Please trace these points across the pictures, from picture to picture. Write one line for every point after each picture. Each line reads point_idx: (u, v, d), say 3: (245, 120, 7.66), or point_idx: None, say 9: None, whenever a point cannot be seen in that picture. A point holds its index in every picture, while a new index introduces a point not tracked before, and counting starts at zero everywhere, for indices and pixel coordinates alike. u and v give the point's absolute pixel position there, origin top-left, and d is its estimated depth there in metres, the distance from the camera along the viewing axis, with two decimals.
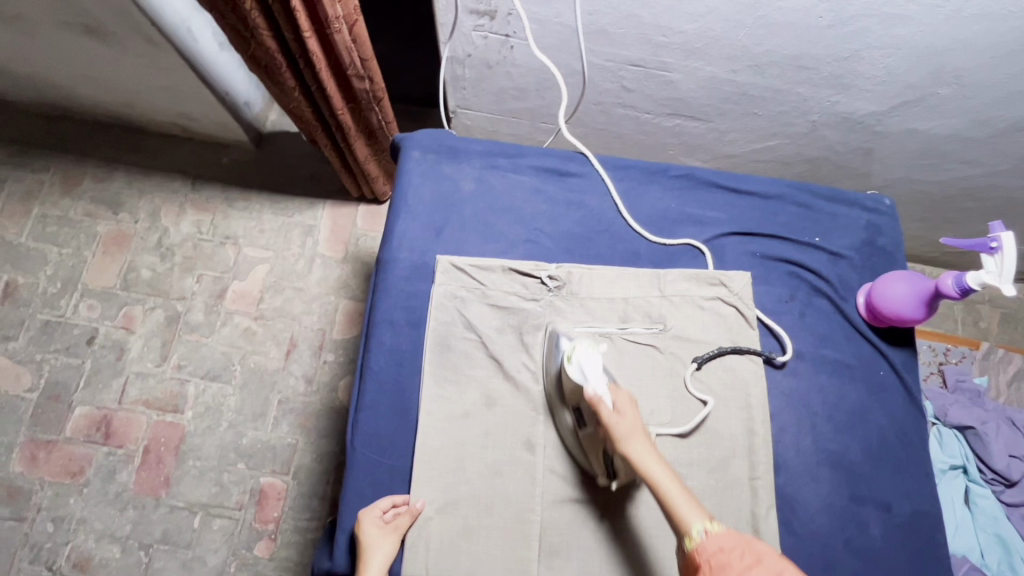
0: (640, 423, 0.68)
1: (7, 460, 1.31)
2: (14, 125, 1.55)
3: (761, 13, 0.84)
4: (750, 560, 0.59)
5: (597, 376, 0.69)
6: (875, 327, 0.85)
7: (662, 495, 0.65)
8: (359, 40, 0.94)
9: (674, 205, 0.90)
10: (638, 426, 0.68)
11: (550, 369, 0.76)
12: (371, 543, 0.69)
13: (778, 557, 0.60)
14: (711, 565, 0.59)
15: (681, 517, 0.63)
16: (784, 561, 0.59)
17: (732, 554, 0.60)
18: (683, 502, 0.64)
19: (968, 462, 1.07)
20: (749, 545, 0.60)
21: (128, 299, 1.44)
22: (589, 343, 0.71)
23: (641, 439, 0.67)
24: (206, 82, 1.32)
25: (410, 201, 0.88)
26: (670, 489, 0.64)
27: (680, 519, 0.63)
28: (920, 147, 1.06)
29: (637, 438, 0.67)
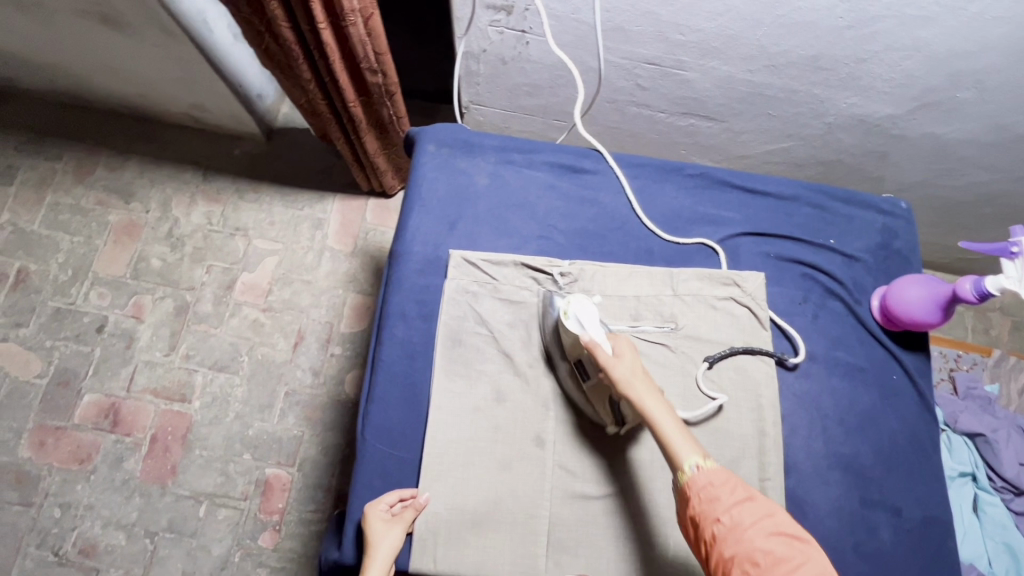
0: (638, 366, 0.71)
1: (15, 445, 1.32)
2: (29, 113, 1.56)
3: (780, 12, 0.83)
4: (740, 496, 0.63)
5: (593, 324, 0.73)
6: (889, 330, 0.85)
7: (659, 434, 0.68)
8: (374, 33, 0.94)
9: (688, 204, 0.90)
10: (636, 368, 0.71)
11: (546, 323, 0.78)
12: (377, 537, 0.69)
13: (766, 497, 0.64)
14: (702, 497, 0.63)
15: (676, 452, 0.66)
16: (773, 503, 0.63)
17: (721, 489, 0.63)
18: (679, 439, 0.67)
19: (978, 469, 1.06)
20: (737, 483, 0.65)
21: (138, 288, 1.44)
22: (582, 296, 0.74)
23: (640, 382, 0.70)
24: (220, 73, 1.32)
25: (424, 195, 0.88)
26: (666, 427, 0.67)
27: (675, 454, 0.67)
28: (936, 152, 1.05)
29: (636, 380, 0.70)
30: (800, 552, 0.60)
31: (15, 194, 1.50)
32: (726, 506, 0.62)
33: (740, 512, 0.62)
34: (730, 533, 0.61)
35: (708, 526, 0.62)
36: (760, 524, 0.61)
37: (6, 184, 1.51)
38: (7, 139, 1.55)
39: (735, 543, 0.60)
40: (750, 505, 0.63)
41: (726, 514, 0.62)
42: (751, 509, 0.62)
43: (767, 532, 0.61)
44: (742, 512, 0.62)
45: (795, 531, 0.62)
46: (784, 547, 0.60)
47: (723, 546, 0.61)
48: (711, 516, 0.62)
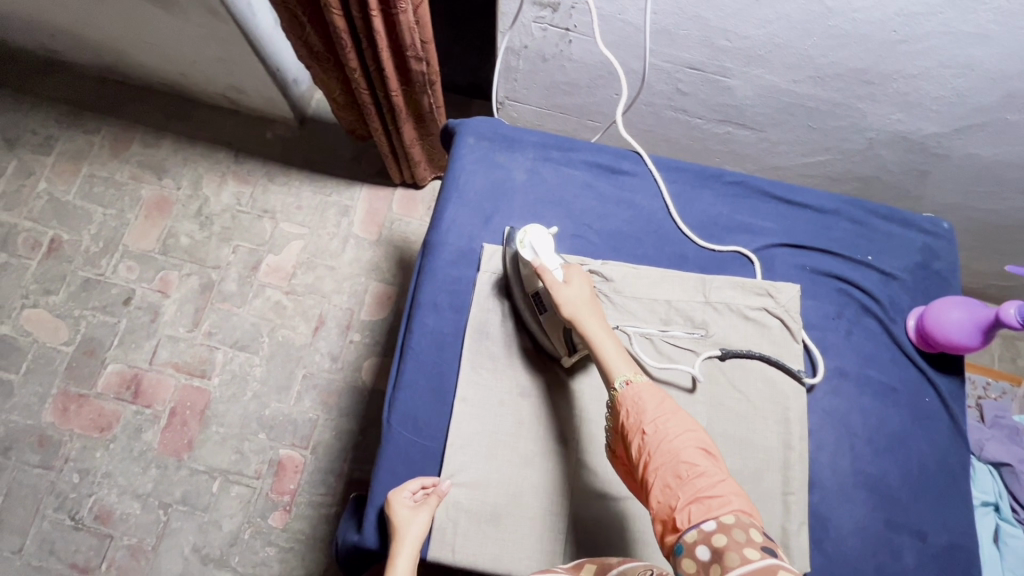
0: (585, 292, 0.73)
1: (40, 409, 1.35)
2: (70, 86, 1.59)
3: (832, 23, 0.82)
4: (666, 409, 0.63)
5: (546, 250, 0.75)
6: (923, 352, 0.83)
7: (596, 352, 0.69)
8: (422, 22, 0.94)
9: (726, 211, 0.89)
10: (582, 292, 0.72)
11: (507, 252, 0.81)
12: (403, 523, 0.68)
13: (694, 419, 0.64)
14: (630, 409, 0.64)
15: (610, 369, 0.67)
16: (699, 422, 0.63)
17: (649, 402, 0.64)
18: (616, 359, 0.68)
19: (1002, 499, 1.02)
20: (667, 399, 0.65)
21: (166, 263, 1.47)
22: (539, 226, 0.77)
23: (587, 306, 0.71)
24: (260, 56, 1.34)
25: (461, 186, 0.88)
26: (604, 347, 0.68)
27: (608, 371, 0.67)
28: (980, 175, 1.03)
29: (581, 305, 0.71)
30: (721, 468, 0.58)
31: (52, 164, 1.54)
32: (651, 417, 0.62)
33: (664, 424, 0.61)
34: (655, 443, 0.61)
35: (634, 439, 0.62)
36: (684, 438, 0.60)
37: (44, 154, 1.54)
38: (48, 110, 1.58)
39: (659, 454, 0.60)
40: (677, 420, 0.62)
41: (650, 425, 0.62)
42: (676, 422, 0.62)
43: (691, 445, 0.60)
44: (667, 425, 0.62)
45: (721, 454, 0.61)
46: (707, 463, 0.59)
47: (648, 458, 0.60)
48: (637, 428, 0.63)
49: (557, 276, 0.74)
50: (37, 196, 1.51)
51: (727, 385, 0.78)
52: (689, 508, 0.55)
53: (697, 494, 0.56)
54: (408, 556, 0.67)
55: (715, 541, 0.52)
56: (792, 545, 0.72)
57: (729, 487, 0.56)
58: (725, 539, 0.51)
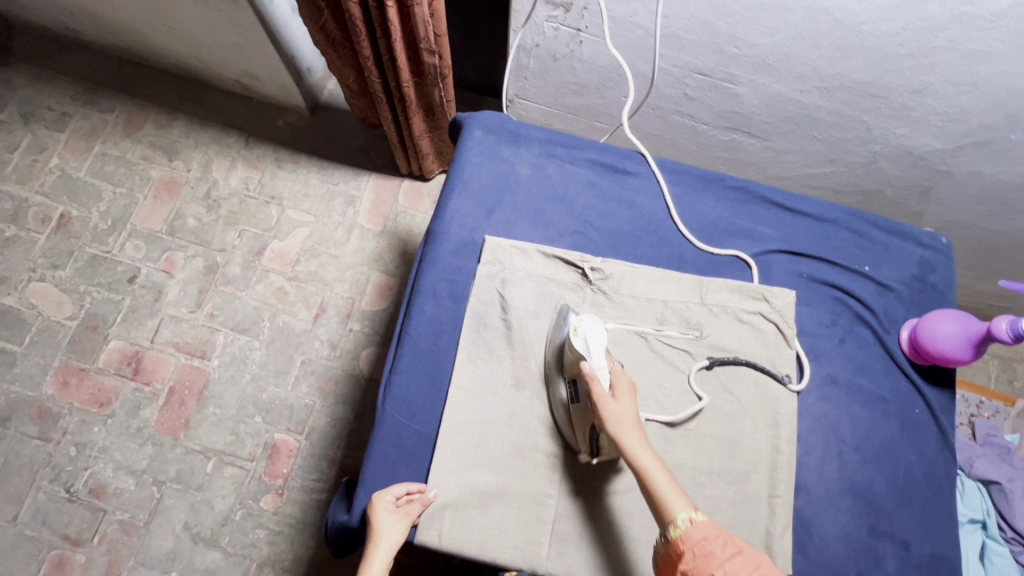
0: (635, 406, 0.71)
1: (41, 381, 1.37)
2: (87, 65, 1.62)
3: (839, 34, 0.83)
4: (730, 549, 0.63)
5: (597, 353, 0.72)
6: (915, 363, 0.84)
7: (651, 482, 0.67)
8: (436, 15, 0.96)
9: (725, 215, 0.90)
10: (630, 406, 0.71)
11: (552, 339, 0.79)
12: (382, 527, 0.70)
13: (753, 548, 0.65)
14: (695, 551, 0.63)
15: (669, 504, 0.66)
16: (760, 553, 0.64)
17: (714, 543, 0.64)
18: (670, 491, 0.67)
19: (989, 517, 1.02)
20: (727, 536, 0.65)
21: (172, 244, 1.48)
22: (595, 319, 0.74)
23: (637, 424, 0.70)
24: (275, 43, 1.35)
25: (466, 178, 0.89)
26: (660, 479, 0.67)
27: (666, 506, 0.66)
28: (980, 193, 1.04)
29: (630, 424, 0.69)
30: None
31: (66, 141, 1.56)
32: (719, 562, 0.62)
33: (732, 567, 0.62)
34: None
35: None
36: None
37: (59, 131, 1.57)
38: (65, 87, 1.60)
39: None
40: (739, 558, 0.63)
41: (718, 571, 0.62)
42: (741, 562, 0.63)
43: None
44: (733, 567, 0.62)
45: None
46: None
47: None
48: (704, 570, 0.62)
49: (607, 387, 0.72)
50: (49, 171, 1.53)
51: (719, 387, 0.79)
52: None
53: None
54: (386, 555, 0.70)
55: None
56: (775, 548, 0.73)
57: None
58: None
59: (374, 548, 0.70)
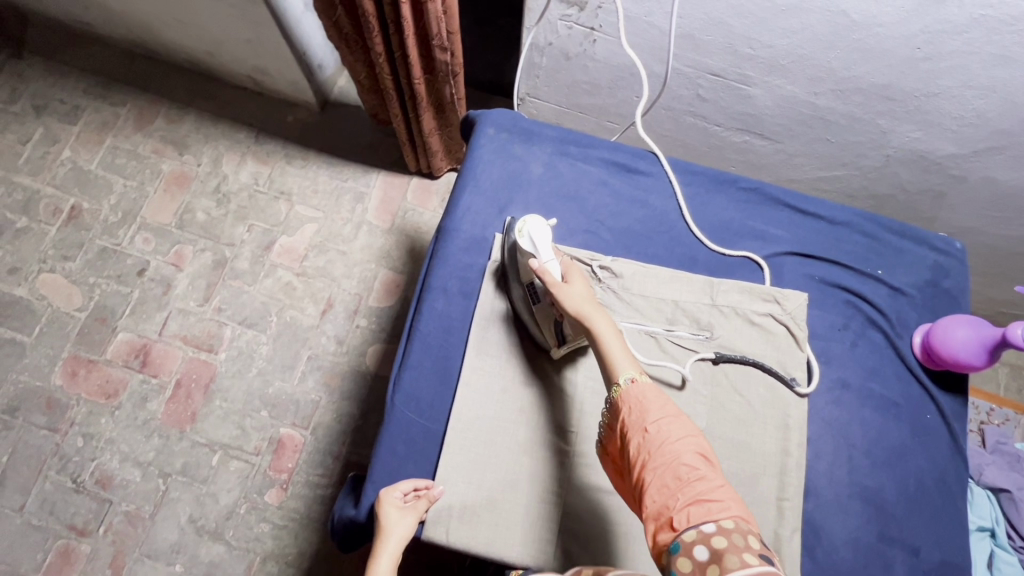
0: (586, 288, 0.73)
1: (50, 371, 1.38)
2: (100, 58, 1.63)
3: (856, 37, 0.83)
4: (667, 410, 0.63)
5: (544, 244, 0.75)
6: (928, 369, 0.84)
7: (600, 348, 0.69)
8: (450, 12, 0.96)
9: (738, 217, 0.90)
10: (583, 289, 0.73)
11: (505, 242, 0.82)
12: (390, 523, 0.69)
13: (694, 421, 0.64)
14: (632, 408, 0.63)
15: (614, 366, 0.67)
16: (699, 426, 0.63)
17: (651, 402, 0.63)
18: (620, 357, 0.68)
19: (998, 525, 1.01)
20: (669, 401, 0.64)
21: (181, 237, 1.49)
22: (538, 217, 0.77)
23: (590, 301, 0.72)
24: (288, 39, 1.36)
25: (478, 175, 0.89)
26: (609, 343, 0.68)
27: (612, 369, 0.67)
28: (994, 198, 1.03)
29: (584, 302, 0.71)
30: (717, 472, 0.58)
31: (78, 133, 1.57)
32: (653, 418, 0.62)
33: (666, 425, 0.61)
34: (656, 444, 0.60)
35: (634, 438, 0.62)
36: (685, 440, 0.60)
37: (71, 123, 1.57)
38: (78, 80, 1.61)
39: (659, 455, 0.59)
40: (678, 423, 0.62)
41: (652, 426, 0.61)
42: (678, 425, 0.62)
43: (691, 449, 0.60)
44: (669, 425, 0.61)
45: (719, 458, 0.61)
46: (706, 466, 0.58)
47: (647, 458, 0.60)
48: (639, 426, 0.62)
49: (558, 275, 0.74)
50: (61, 163, 1.54)
51: (729, 389, 0.78)
52: (689, 511, 0.55)
53: (696, 494, 0.56)
54: (392, 554, 0.69)
55: (714, 542, 0.52)
56: (783, 551, 0.72)
57: (727, 492, 0.56)
58: (724, 542, 0.52)
59: (381, 547, 0.69)
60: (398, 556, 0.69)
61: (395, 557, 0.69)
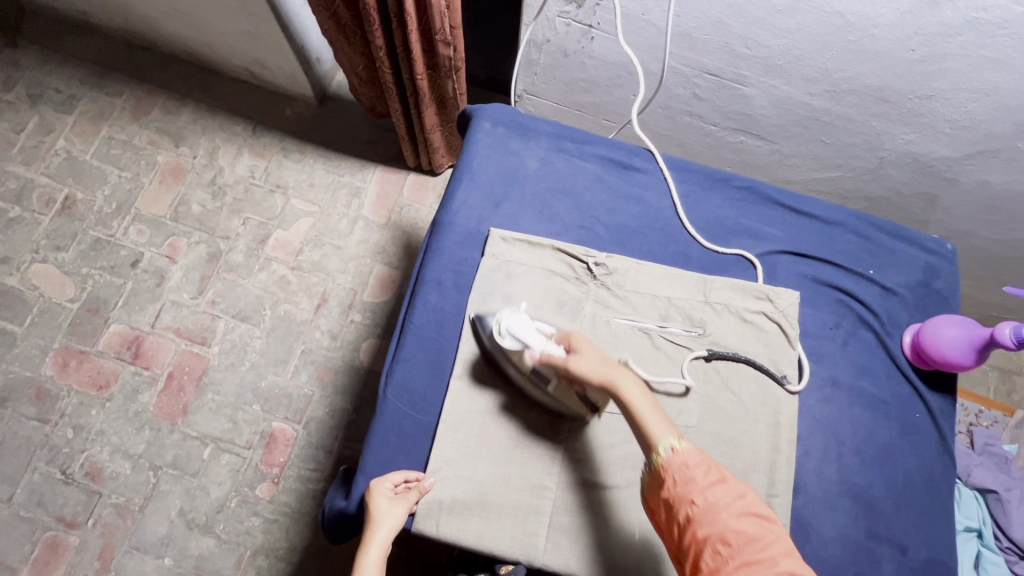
0: (599, 355, 0.73)
1: (41, 362, 1.37)
2: (97, 49, 1.62)
3: (852, 37, 0.83)
4: (712, 476, 0.63)
5: (530, 334, 0.74)
6: (918, 368, 0.84)
7: (635, 418, 0.68)
8: (452, 6, 0.96)
9: (732, 215, 0.90)
10: (595, 357, 0.72)
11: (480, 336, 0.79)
12: (380, 513, 0.69)
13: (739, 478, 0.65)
14: (676, 480, 0.64)
15: (651, 434, 0.66)
16: (746, 484, 0.64)
17: (696, 469, 0.64)
18: (654, 421, 0.67)
19: (985, 526, 1.01)
20: (712, 464, 0.65)
21: (176, 230, 1.48)
22: (510, 311, 0.76)
23: (609, 368, 0.71)
24: (286, 32, 1.36)
25: (474, 169, 0.89)
26: (642, 410, 0.68)
27: (650, 437, 0.67)
28: (985, 202, 1.04)
29: (603, 370, 0.71)
30: (771, 531, 0.60)
31: (73, 123, 1.56)
32: (700, 488, 0.62)
33: (713, 493, 0.62)
34: (705, 514, 0.61)
35: (682, 509, 0.62)
36: (733, 505, 0.61)
37: (66, 113, 1.56)
38: (73, 70, 1.60)
39: (709, 525, 0.61)
40: (724, 486, 0.63)
41: (699, 496, 0.62)
42: (724, 490, 0.62)
43: (739, 513, 0.61)
44: (716, 494, 0.62)
45: (768, 512, 0.63)
46: (755, 528, 0.60)
47: (697, 527, 0.61)
48: (685, 498, 0.63)
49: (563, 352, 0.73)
50: (55, 153, 1.53)
51: (721, 386, 0.79)
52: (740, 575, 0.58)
53: (744, 558, 0.58)
54: (381, 543, 0.70)
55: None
56: None
57: (777, 550, 0.59)
58: None
59: (371, 536, 0.69)
60: (388, 544, 0.70)
61: (384, 545, 0.70)
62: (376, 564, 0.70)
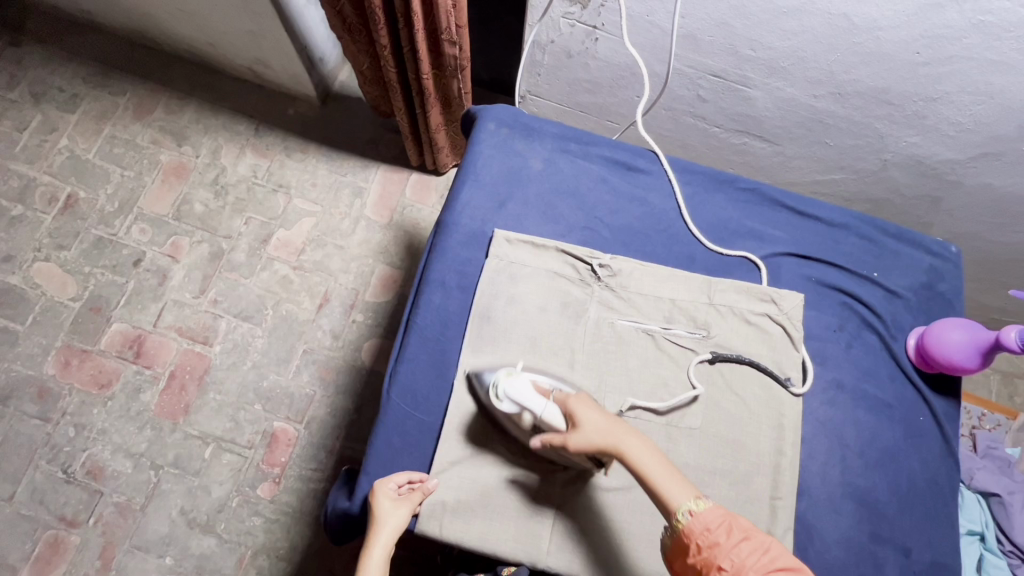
0: (602, 414, 0.69)
1: (43, 360, 1.37)
2: (100, 47, 1.62)
3: (857, 40, 0.83)
4: (736, 535, 0.61)
5: (529, 401, 0.70)
6: (922, 371, 0.84)
7: (649, 481, 0.65)
8: (458, 5, 0.96)
9: (736, 216, 0.90)
10: (597, 418, 0.68)
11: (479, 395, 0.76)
12: (383, 513, 0.69)
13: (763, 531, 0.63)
14: (700, 545, 0.61)
15: (666, 498, 0.64)
16: (771, 537, 0.62)
17: (718, 531, 0.61)
18: (668, 484, 0.65)
19: (988, 530, 1.01)
20: (735, 521, 0.62)
21: (179, 229, 1.48)
22: (505, 376, 0.72)
23: (615, 430, 0.68)
24: (290, 31, 1.36)
25: (479, 170, 0.89)
26: (654, 472, 0.65)
27: (666, 502, 0.64)
28: (989, 204, 1.04)
29: (607, 434, 0.67)
30: None
31: (76, 122, 1.56)
32: (725, 550, 0.60)
33: (740, 554, 0.59)
34: None
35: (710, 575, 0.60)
36: (759, 562, 0.59)
37: (69, 112, 1.56)
38: (76, 69, 1.60)
39: None
40: (749, 544, 0.60)
41: (725, 559, 0.59)
42: (750, 549, 0.60)
43: (767, 570, 0.59)
44: (743, 554, 0.59)
45: (796, 564, 0.61)
46: None
47: None
48: (712, 564, 0.60)
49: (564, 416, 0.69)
50: (58, 152, 1.53)
51: (725, 388, 0.79)
52: None
53: None
54: (384, 544, 0.70)
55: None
56: None
57: None
58: None
59: (374, 537, 0.69)
60: (391, 545, 0.70)
61: (388, 546, 0.70)
62: (380, 565, 0.69)
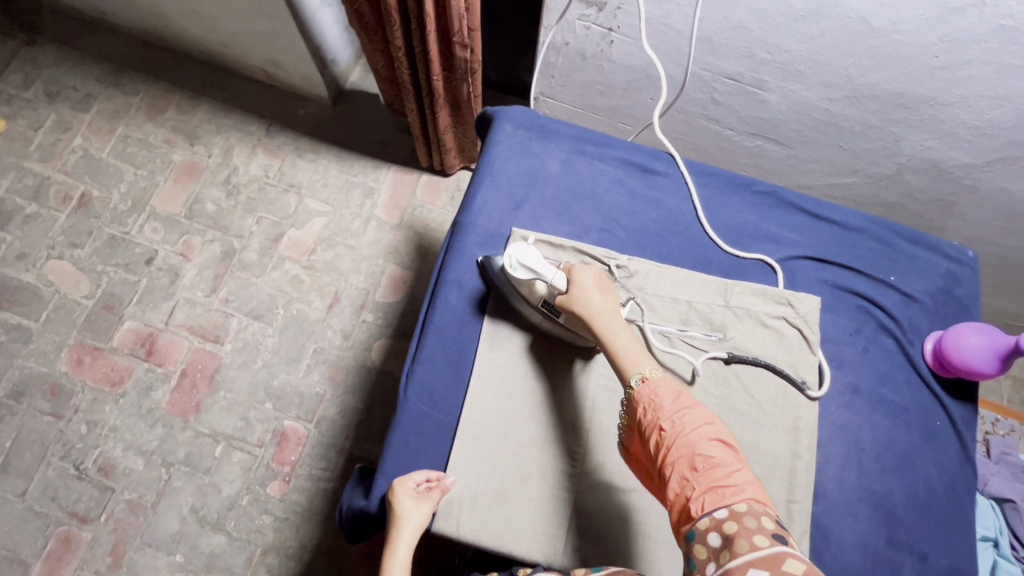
0: (598, 290, 0.73)
1: (55, 357, 1.38)
2: (113, 47, 1.63)
3: (875, 43, 0.83)
4: (681, 403, 0.62)
5: (540, 265, 0.75)
6: (939, 376, 0.84)
7: (612, 351, 0.69)
8: (471, 9, 0.97)
9: (752, 219, 0.90)
10: (594, 293, 0.72)
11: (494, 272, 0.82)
12: (405, 510, 0.69)
13: (711, 411, 0.63)
14: (646, 407, 0.63)
15: (625, 367, 0.67)
16: (715, 414, 0.61)
17: (665, 397, 0.62)
18: (631, 357, 0.67)
19: (1001, 535, 1.00)
20: (683, 392, 0.64)
21: (190, 228, 1.49)
22: (524, 243, 0.77)
23: (599, 305, 0.71)
24: (303, 33, 1.37)
25: (496, 171, 0.90)
26: (620, 345, 0.68)
27: (624, 369, 0.67)
28: (1005, 209, 1.03)
29: (597, 309, 0.71)
30: (738, 458, 0.58)
31: (89, 121, 1.57)
32: (668, 413, 0.61)
33: (681, 418, 0.60)
34: (674, 438, 0.59)
35: (652, 436, 0.61)
36: (701, 429, 0.59)
37: (83, 111, 1.58)
38: (90, 69, 1.61)
39: (677, 448, 0.58)
40: (692, 412, 0.61)
41: (667, 421, 0.61)
42: (693, 415, 0.61)
43: (704, 436, 0.59)
44: (683, 418, 0.60)
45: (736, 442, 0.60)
46: (723, 453, 0.58)
47: (665, 452, 0.59)
48: (655, 425, 0.61)
49: (565, 285, 0.74)
50: (72, 151, 1.54)
51: (741, 391, 0.78)
52: (706, 499, 0.55)
53: (711, 483, 0.55)
54: (407, 542, 0.69)
55: (727, 529, 0.52)
56: None
57: (744, 477, 0.55)
58: (736, 527, 0.52)
59: (396, 536, 0.69)
60: (413, 543, 0.69)
61: (410, 544, 0.69)
62: (403, 565, 0.69)
